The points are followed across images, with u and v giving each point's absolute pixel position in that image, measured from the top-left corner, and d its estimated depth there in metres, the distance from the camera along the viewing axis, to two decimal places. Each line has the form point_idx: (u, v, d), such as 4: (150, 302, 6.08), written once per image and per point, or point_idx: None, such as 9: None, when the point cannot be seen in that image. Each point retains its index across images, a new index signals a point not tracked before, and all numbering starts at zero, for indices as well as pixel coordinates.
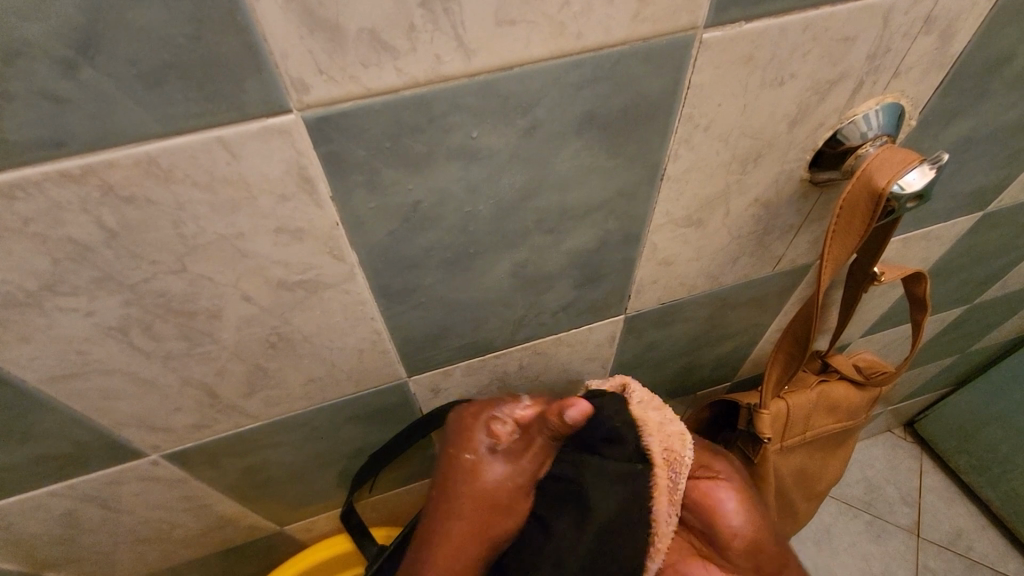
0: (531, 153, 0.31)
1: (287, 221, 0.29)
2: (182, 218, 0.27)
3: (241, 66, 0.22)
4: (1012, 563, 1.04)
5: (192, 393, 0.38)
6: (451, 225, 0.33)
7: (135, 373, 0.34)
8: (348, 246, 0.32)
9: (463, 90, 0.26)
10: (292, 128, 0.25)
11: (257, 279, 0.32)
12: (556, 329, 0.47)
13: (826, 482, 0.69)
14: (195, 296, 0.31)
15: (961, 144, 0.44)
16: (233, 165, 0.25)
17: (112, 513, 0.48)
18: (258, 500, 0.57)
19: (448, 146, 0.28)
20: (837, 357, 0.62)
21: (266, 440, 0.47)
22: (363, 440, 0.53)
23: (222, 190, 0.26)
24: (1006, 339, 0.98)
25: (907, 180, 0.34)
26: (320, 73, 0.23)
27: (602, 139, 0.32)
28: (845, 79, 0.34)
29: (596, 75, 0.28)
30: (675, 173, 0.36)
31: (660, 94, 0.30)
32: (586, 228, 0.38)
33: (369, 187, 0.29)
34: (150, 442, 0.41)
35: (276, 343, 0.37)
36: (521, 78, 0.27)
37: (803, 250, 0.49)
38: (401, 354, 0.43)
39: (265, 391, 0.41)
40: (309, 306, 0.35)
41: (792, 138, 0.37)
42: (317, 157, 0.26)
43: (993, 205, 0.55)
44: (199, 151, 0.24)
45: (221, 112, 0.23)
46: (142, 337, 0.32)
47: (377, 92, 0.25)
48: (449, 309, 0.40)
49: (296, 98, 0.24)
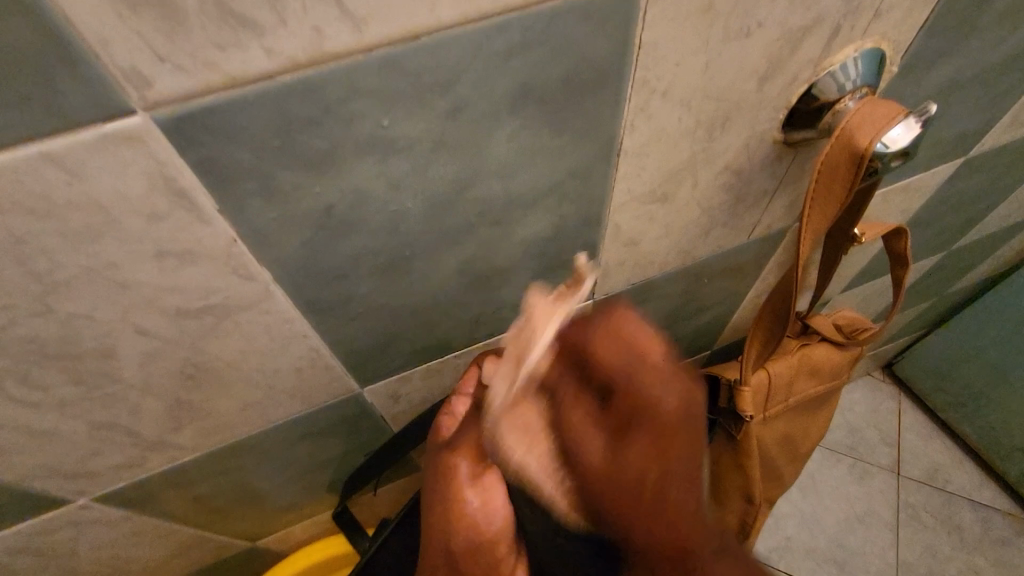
0: (460, 140, 0.26)
1: (170, 243, 0.24)
2: (26, 253, 0.22)
3: (45, 61, 0.17)
4: (987, 492, 1.08)
5: (108, 435, 0.33)
6: (378, 227, 0.28)
7: (29, 426, 0.30)
8: (256, 263, 0.27)
9: (360, 70, 0.21)
10: (143, 134, 0.20)
11: (151, 310, 0.27)
12: (521, 322, 0.43)
13: (809, 443, 0.68)
14: (77, 337, 0.26)
15: (945, 88, 0.40)
16: (76, 185, 0.20)
17: (52, 559, 0.44)
18: (221, 522, 0.53)
19: (355, 138, 0.23)
20: (817, 319, 0.59)
21: (212, 467, 0.43)
22: (326, 452, 0.50)
23: (70, 215, 0.21)
24: (981, 280, 0.97)
25: (892, 138, 0.31)
26: (161, 60, 0.18)
27: (545, 115, 0.27)
28: (820, 24, 0.29)
29: (526, 41, 0.23)
30: (634, 147, 0.32)
31: (607, 57, 0.26)
32: (538, 215, 0.33)
33: (265, 195, 0.24)
34: (73, 489, 0.37)
35: (194, 374, 0.32)
36: (432, 50, 0.22)
37: (779, 215, 0.46)
38: (347, 367, 0.39)
39: (196, 422, 0.36)
40: (224, 331, 0.30)
41: (762, 96, 0.32)
42: (186, 165, 0.21)
43: (975, 150, 0.51)
44: (22, 172, 0.19)
45: (36, 120, 0.18)
46: (22, 388, 0.27)
47: (246, 80, 0.20)
48: (392, 316, 0.35)
49: (137, 95, 0.18)
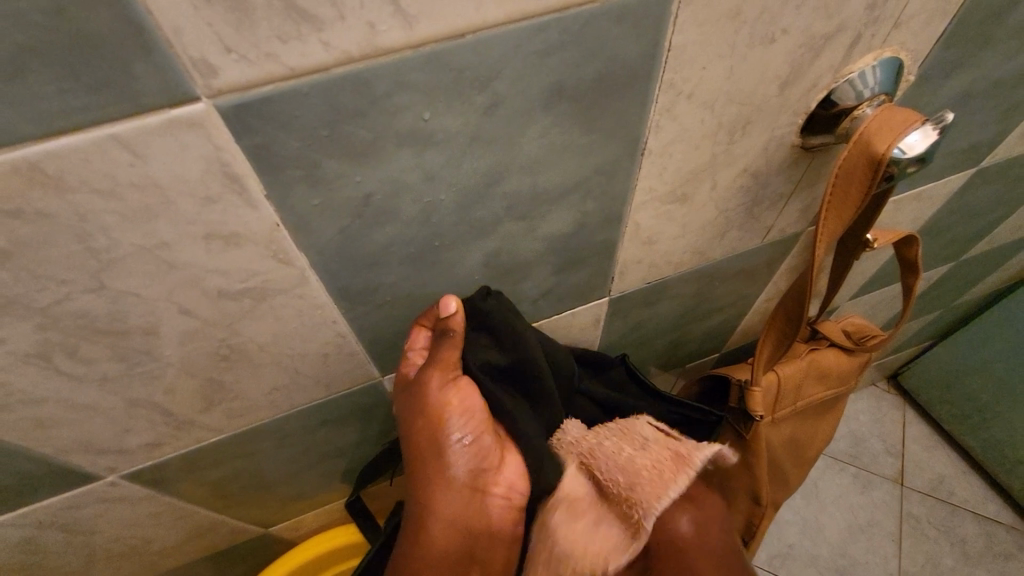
0: (494, 134, 0.27)
1: (218, 226, 0.25)
2: (87, 230, 0.23)
3: (124, 49, 0.18)
4: (991, 505, 1.08)
5: (141, 413, 0.35)
6: (411, 217, 0.29)
7: (71, 399, 0.31)
8: (295, 248, 0.28)
9: (408, 65, 0.22)
10: (205, 120, 0.21)
11: (194, 291, 0.28)
12: (538, 317, 0.45)
13: (817, 448, 0.69)
14: (124, 314, 0.27)
15: (961, 98, 0.41)
16: (139, 167, 0.21)
17: (76, 536, 0.45)
18: (237, 506, 0.54)
19: (397, 130, 0.25)
20: (827, 324, 0.60)
21: (234, 450, 0.44)
22: (343, 439, 0.51)
23: (130, 195, 0.22)
24: (989, 292, 0.97)
25: (908, 144, 0.32)
26: (228, 51, 0.19)
27: (575, 113, 0.28)
28: (841, 32, 0.30)
29: (562, 41, 0.24)
30: (657, 147, 0.33)
31: (638, 59, 0.27)
32: (562, 211, 0.34)
33: (310, 182, 0.25)
34: (104, 465, 0.38)
35: (227, 356, 0.33)
36: (475, 48, 0.23)
37: (793, 218, 0.47)
38: (371, 355, 0.40)
39: (225, 403, 0.38)
40: (259, 314, 0.31)
41: (783, 101, 0.33)
42: (240, 151, 0.22)
43: (987, 160, 0.52)
44: (92, 154, 0.20)
45: (110, 104, 0.19)
46: (69, 362, 0.28)
47: (302, 72, 0.21)
48: (417, 305, 0.37)
49: (204, 83, 0.20)
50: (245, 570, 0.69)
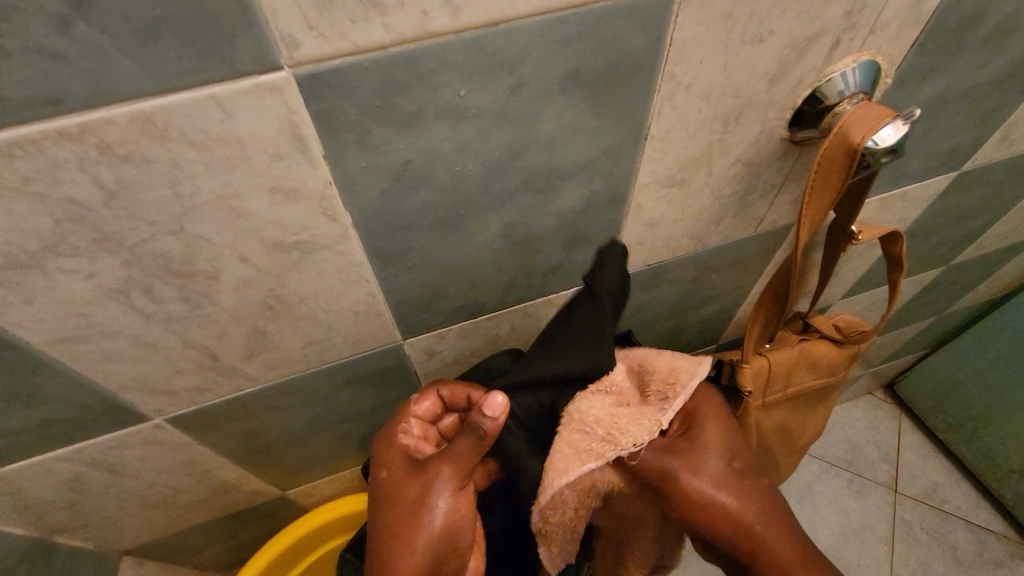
0: (518, 113, 0.31)
1: (281, 180, 0.30)
2: (177, 177, 0.27)
3: (230, 23, 0.23)
4: (982, 514, 1.10)
5: (193, 355, 0.39)
6: (441, 185, 0.34)
7: (137, 336, 0.35)
8: (342, 207, 0.33)
9: (450, 47, 0.27)
10: (284, 86, 0.25)
11: (254, 240, 0.32)
12: (547, 291, 0.49)
13: (808, 437, 0.72)
14: (193, 257, 0.32)
15: (936, 102, 0.45)
16: (227, 123, 0.26)
17: (118, 479, 0.50)
18: (260, 465, 0.58)
19: (436, 104, 0.29)
20: (818, 317, 0.63)
21: (266, 403, 0.48)
22: (362, 402, 0.55)
23: (216, 148, 0.27)
24: (981, 302, 1.01)
25: (881, 136, 0.36)
26: (310, 29, 0.24)
27: (587, 96, 0.32)
28: (822, 36, 0.35)
29: (579, 33, 0.29)
30: (659, 133, 0.37)
31: (643, 51, 0.31)
32: (572, 188, 0.39)
33: (360, 146, 0.29)
34: (154, 406, 0.42)
35: (273, 306, 0.38)
36: (506, 35, 0.27)
37: (784, 210, 0.51)
38: (395, 317, 0.44)
39: (264, 353, 0.42)
40: (304, 267, 0.36)
41: (771, 96, 0.38)
42: (308, 115, 0.27)
43: (968, 164, 0.56)
44: (192, 110, 0.25)
45: (213, 68, 0.24)
46: (142, 299, 0.33)
47: (365, 49, 0.25)
48: (440, 270, 0.41)
49: (287, 54, 0.24)
50: (259, 534, 0.72)
